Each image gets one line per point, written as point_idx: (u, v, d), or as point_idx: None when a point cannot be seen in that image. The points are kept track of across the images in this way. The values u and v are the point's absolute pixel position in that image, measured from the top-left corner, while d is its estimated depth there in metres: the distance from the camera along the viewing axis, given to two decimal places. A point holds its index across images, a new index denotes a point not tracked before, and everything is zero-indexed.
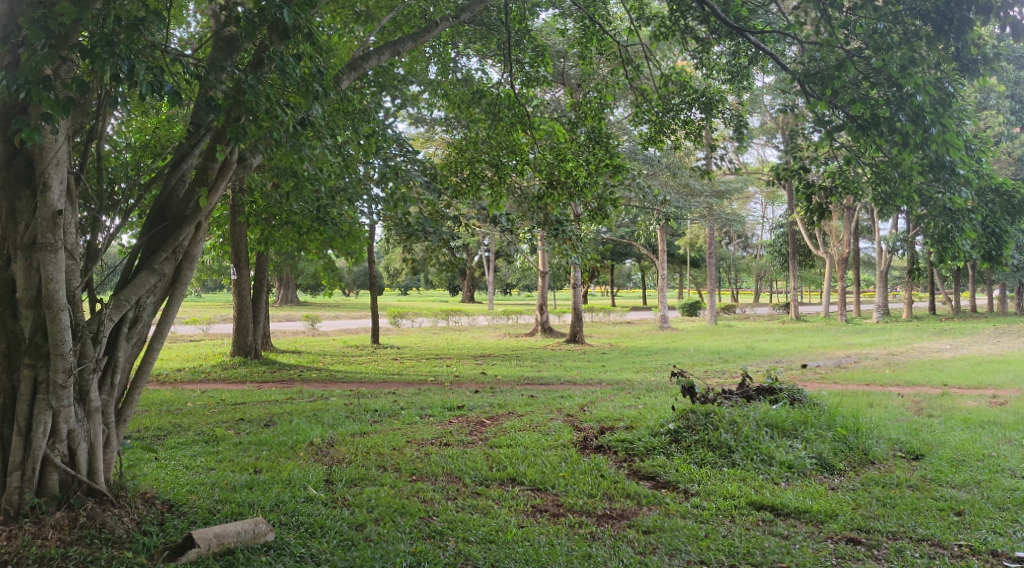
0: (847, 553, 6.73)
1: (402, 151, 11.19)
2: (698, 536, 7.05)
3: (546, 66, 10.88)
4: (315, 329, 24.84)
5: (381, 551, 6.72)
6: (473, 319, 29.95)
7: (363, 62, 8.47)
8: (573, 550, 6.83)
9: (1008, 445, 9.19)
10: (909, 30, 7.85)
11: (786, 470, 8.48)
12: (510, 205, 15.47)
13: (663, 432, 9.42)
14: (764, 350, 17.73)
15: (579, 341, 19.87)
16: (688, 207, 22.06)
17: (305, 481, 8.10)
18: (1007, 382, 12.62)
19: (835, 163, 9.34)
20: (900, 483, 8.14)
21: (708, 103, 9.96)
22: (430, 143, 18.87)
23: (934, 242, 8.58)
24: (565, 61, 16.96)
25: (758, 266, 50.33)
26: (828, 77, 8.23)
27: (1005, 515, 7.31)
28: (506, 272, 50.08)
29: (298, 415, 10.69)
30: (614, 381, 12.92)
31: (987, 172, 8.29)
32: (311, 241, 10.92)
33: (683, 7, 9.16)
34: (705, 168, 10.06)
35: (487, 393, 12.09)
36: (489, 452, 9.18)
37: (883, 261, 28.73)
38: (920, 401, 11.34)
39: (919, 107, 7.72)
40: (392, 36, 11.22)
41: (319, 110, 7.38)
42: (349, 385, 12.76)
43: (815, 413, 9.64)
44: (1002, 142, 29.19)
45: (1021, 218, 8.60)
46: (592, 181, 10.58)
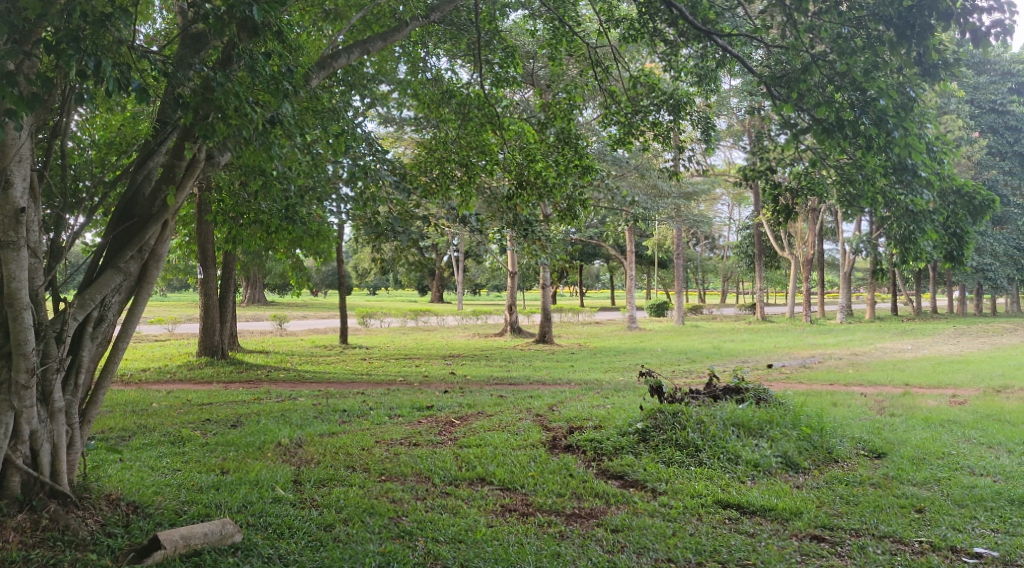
0: (812, 550, 6.84)
1: (371, 150, 11.02)
2: (666, 534, 7.11)
3: (517, 67, 10.88)
4: (283, 329, 24.68)
5: (350, 551, 6.70)
6: (442, 319, 29.92)
7: (333, 61, 8.44)
8: (542, 549, 6.86)
9: (968, 443, 9.38)
10: (872, 35, 8.03)
11: (752, 469, 8.57)
12: (479, 205, 15.50)
13: (631, 432, 9.49)
14: (730, 350, 17.94)
15: (548, 341, 19.93)
16: (656, 208, 22.23)
17: (273, 482, 8.04)
18: (966, 382, 12.89)
19: (801, 165, 9.48)
20: (863, 481, 8.28)
21: (677, 105, 10.06)
22: (399, 142, 18.82)
23: (897, 244, 8.72)
24: (535, 61, 17.00)
25: (725, 267, 50.85)
26: (793, 80, 8.48)
27: (964, 512, 7.47)
28: (476, 272, 50.15)
29: (266, 415, 10.62)
30: (582, 381, 12.99)
31: (949, 174, 8.44)
32: (280, 240, 10.85)
33: (652, 9, 9.26)
34: (673, 170, 10.10)
35: (456, 393, 12.09)
36: (458, 452, 9.18)
37: (846, 262, 29.13)
38: (882, 401, 11.53)
39: (882, 111, 7.89)
40: (361, 35, 11.18)
41: (289, 109, 7.36)
42: (317, 385, 12.70)
43: (780, 412, 9.74)
44: (963, 146, 29.75)
45: (983, 219, 8.74)
46: (561, 181, 10.70)
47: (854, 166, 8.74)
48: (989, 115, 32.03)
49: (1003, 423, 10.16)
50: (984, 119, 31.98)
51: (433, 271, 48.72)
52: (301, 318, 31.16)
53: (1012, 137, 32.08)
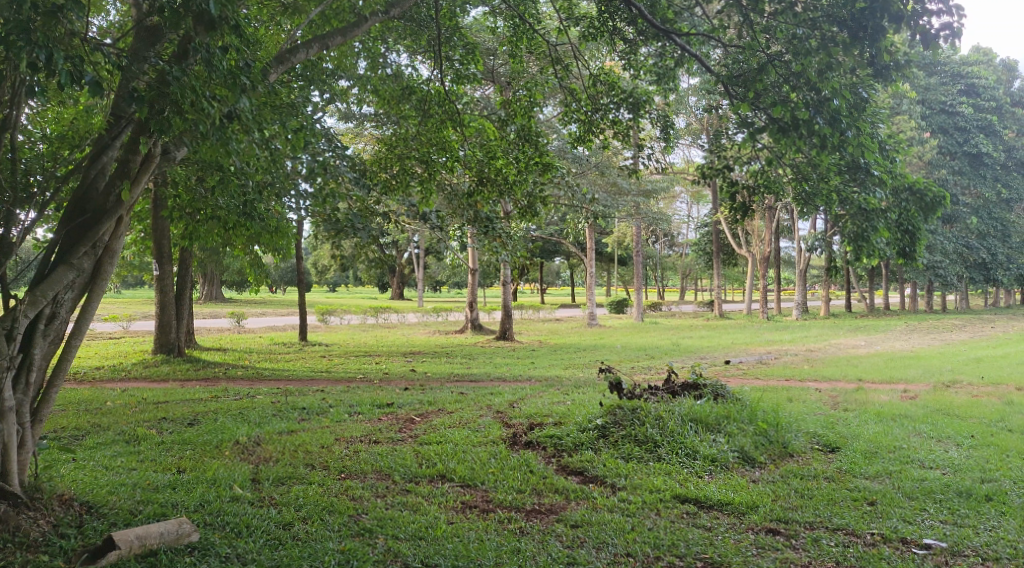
0: (767, 543, 6.95)
1: (331, 146, 10.91)
2: (625, 529, 7.17)
3: (478, 64, 10.88)
4: (240, 326, 24.35)
5: (309, 549, 6.67)
6: (402, 316, 29.80)
7: (291, 55, 8.39)
8: (502, 545, 6.89)
9: (918, 437, 9.58)
10: (826, 36, 8.07)
11: (710, 464, 8.68)
12: (440, 201, 15.47)
13: (591, 428, 9.54)
14: (689, 346, 18.10)
15: (509, 338, 19.95)
16: (615, 205, 22.34)
17: (231, 481, 7.95)
18: (917, 377, 13.15)
19: (758, 163, 9.59)
20: (817, 475, 8.42)
21: (636, 103, 10.10)
22: (359, 138, 18.70)
23: (850, 241, 8.86)
24: (495, 59, 17.03)
25: (685, 264, 51.30)
26: (750, 79, 8.58)
27: (914, 504, 7.63)
28: (437, 268, 50.05)
29: (223, 414, 10.48)
30: (542, 378, 13.04)
31: (901, 172, 8.59)
32: (238, 237, 10.73)
33: (611, 8, 9.36)
34: (633, 168, 10.13)
35: (417, 390, 12.07)
36: (419, 449, 9.15)
37: (802, 259, 29.55)
38: (836, 396, 11.73)
39: (836, 111, 8.04)
40: (321, 30, 11.09)
41: (246, 103, 7.28)
42: (276, 382, 12.59)
43: (737, 408, 9.83)
44: (915, 145, 30.27)
45: (934, 215, 8.86)
46: (522, 179, 10.73)
47: (809, 165, 8.85)
48: (940, 115, 32.57)
49: (951, 417, 10.39)
50: (936, 119, 32.48)
51: (395, 268, 48.45)
52: (258, 317, 29.84)
53: (961, 138, 32.51)
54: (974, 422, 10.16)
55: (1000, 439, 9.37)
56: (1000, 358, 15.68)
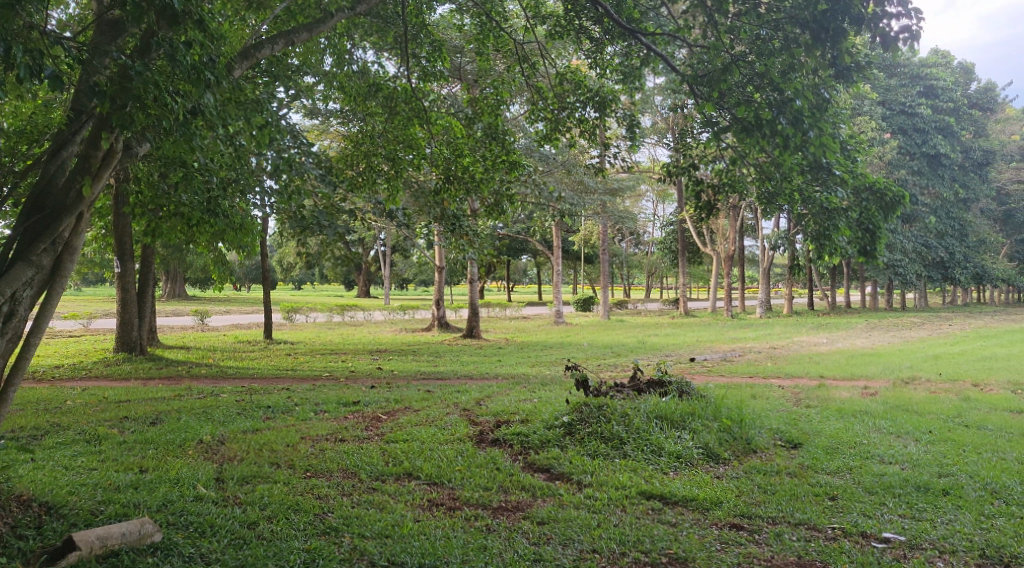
0: (731, 538, 7.03)
1: (296, 142, 10.77)
2: (591, 525, 7.22)
3: (444, 61, 10.86)
4: (204, 324, 23.98)
5: (274, 548, 6.64)
6: (369, 314, 29.61)
7: (256, 51, 8.32)
8: (468, 542, 6.90)
9: (878, 433, 9.74)
10: (789, 37, 8.17)
11: (675, 460, 8.75)
12: (406, 199, 15.42)
13: (557, 425, 9.59)
14: (654, 344, 18.24)
15: (476, 336, 19.93)
16: (582, 204, 22.44)
17: (194, 480, 7.87)
18: (876, 374, 13.36)
19: (722, 162, 9.68)
20: (780, 471, 8.53)
21: (602, 103, 10.16)
22: (325, 135, 18.57)
23: (812, 240, 8.99)
24: (462, 56, 17.01)
25: (651, 262, 51.64)
26: (715, 79, 8.58)
27: (873, 499, 7.76)
28: (404, 265, 49.80)
29: (187, 413, 10.36)
30: (509, 375, 13.08)
31: (862, 172, 8.74)
32: (201, 234, 10.58)
33: (577, 7, 9.41)
34: (599, 167, 10.16)
35: (383, 389, 12.02)
36: (385, 447, 9.12)
37: (765, 258, 29.86)
38: (799, 393, 11.89)
39: (798, 111, 8.15)
40: (286, 26, 10.99)
41: (211, 99, 7.22)
42: (240, 381, 12.48)
43: (702, 404, 9.89)
44: (876, 146, 30.69)
45: (895, 215, 8.92)
46: (489, 176, 10.86)
47: (772, 164, 8.93)
48: (899, 116, 32.98)
49: (910, 413, 10.58)
50: (896, 119, 32.90)
51: (361, 265, 48.09)
52: (219, 317, 28.44)
53: (919, 139, 32.83)
54: (931, 418, 10.35)
55: (957, 434, 9.56)
56: (957, 355, 15.98)
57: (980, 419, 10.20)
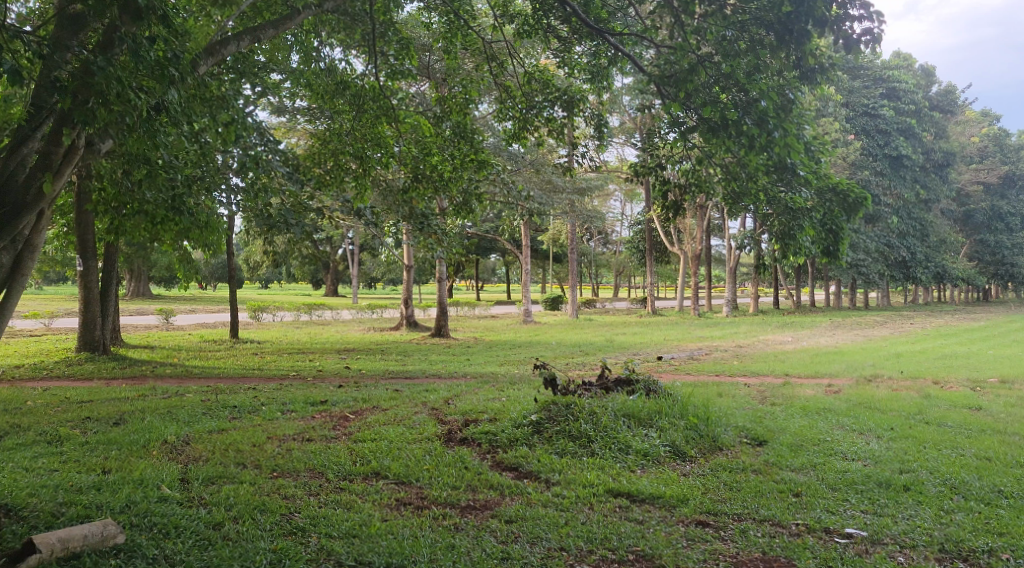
0: (697, 535, 7.08)
1: (262, 140, 10.54)
2: (558, 524, 7.24)
3: (411, 59, 10.83)
4: (170, 324, 23.23)
5: (240, 549, 6.59)
6: (337, 313, 29.42)
7: (222, 48, 8.28)
8: (436, 541, 6.89)
9: (842, 430, 9.89)
10: (755, 38, 8.32)
11: (642, 458, 8.81)
12: (375, 197, 15.36)
13: (526, 423, 9.60)
14: (623, 342, 18.33)
15: (445, 335, 19.89)
16: (551, 203, 22.51)
17: (159, 481, 7.78)
18: (839, 372, 13.54)
19: (688, 163, 9.76)
20: (746, 468, 8.62)
21: (570, 102, 10.19)
22: (292, 133, 18.46)
23: (777, 240, 9.12)
24: (430, 54, 17.00)
25: (619, 262, 51.89)
26: (682, 79, 8.60)
27: (837, 495, 7.86)
28: (372, 264, 49.56)
29: (151, 413, 10.22)
30: (478, 375, 13.08)
31: (825, 172, 8.87)
32: (165, 233, 10.45)
33: (546, 7, 9.40)
34: (568, 166, 10.16)
35: (351, 388, 11.95)
36: (352, 447, 9.07)
37: (731, 257, 30.11)
38: (764, 391, 12.01)
39: (763, 112, 8.29)
40: (252, 22, 10.88)
41: (175, 96, 7.16)
42: (205, 381, 12.34)
43: (669, 402, 9.97)
44: (839, 147, 31.10)
45: (857, 216, 9.07)
46: (457, 175, 10.93)
47: (738, 165, 9.02)
48: (862, 118, 33.47)
49: (873, 410, 10.73)
50: (858, 121, 33.38)
51: (329, 264, 47.71)
52: (184, 317, 27.59)
53: (882, 140, 33.21)
54: (893, 415, 10.50)
55: (918, 431, 9.71)
56: (919, 353, 16.22)
57: (940, 416, 10.37)
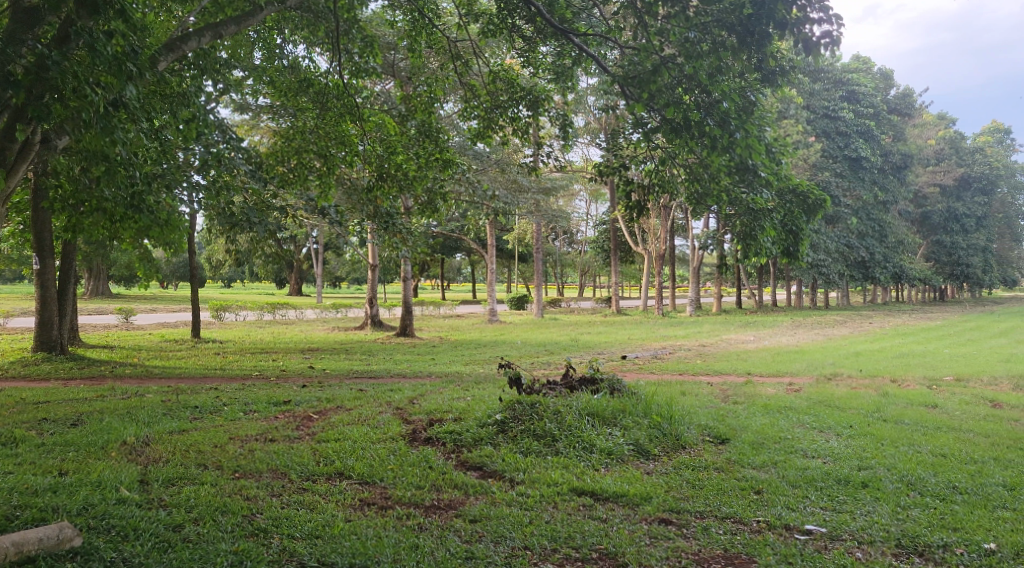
0: (660, 533, 7.14)
1: (225, 138, 10.48)
2: (522, 523, 7.24)
3: (375, 57, 10.76)
4: (129, 324, 22.95)
5: (200, 551, 6.53)
6: (300, 313, 29.15)
7: (182, 43, 8.20)
8: (400, 541, 6.87)
9: (801, 428, 10.01)
10: (718, 40, 8.26)
11: (605, 457, 8.85)
12: (340, 196, 15.28)
13: (490, 423, 9.59)
14: (588, 342, 18.39)
15: (410, 334, 19.80)
16: (516, 202, 22.49)
17: (117, 483, 7.67)
18: (800, 370, 13.73)
19: (652, 162, 9.82)
20: (708, 466, 8.69)
21: (534, 101, 10.24)
22: (255, 131, 18.27)
23: (739, 240, 9.25)
24: (395, 53, 16.94)
25: (584, 262, 52.02)
26: (645, 80, 8.58)
27: (797, 492, 7.96)
28: (336, 263, 49.14)
29: (110, 414, 10.08)
30: (443, 374, 13.05)
31: (786, 174, 9.01)
32: (125, 231, 10.29)
33: (510, 6, 9.40)
34: (533, 166, 10.15)
35: (315, 388, 11.87)
36: (316, 447, 9.01)
37: (695, 257, 30.34)
38: (727, 390, 12.12)
39: (725, 113, 8.43)
40: (213, 18, 10.72)
41: (134, 92, 7.06)
42: (166, 381, 12.18)
43: (633, 401, 10.02)
44: (799, 148, 31.42)
45: (816, 217, 9.30)
46: (422, 173, 11.03)
47: (701, 165, 9.09)
48: (822, 120, 33.86)
49: (833, 408, 10.88)
50: (819, 123, 33.76)
51: (293, 263, 47.29)
52: (144, 317, 27.13)
53: (841, 142, 33.81)
54: (852, 413, 10.66)
55: (876, 429, 9.88)
56: (877, 352, 16.45)
57: (897, 414, 10.55)
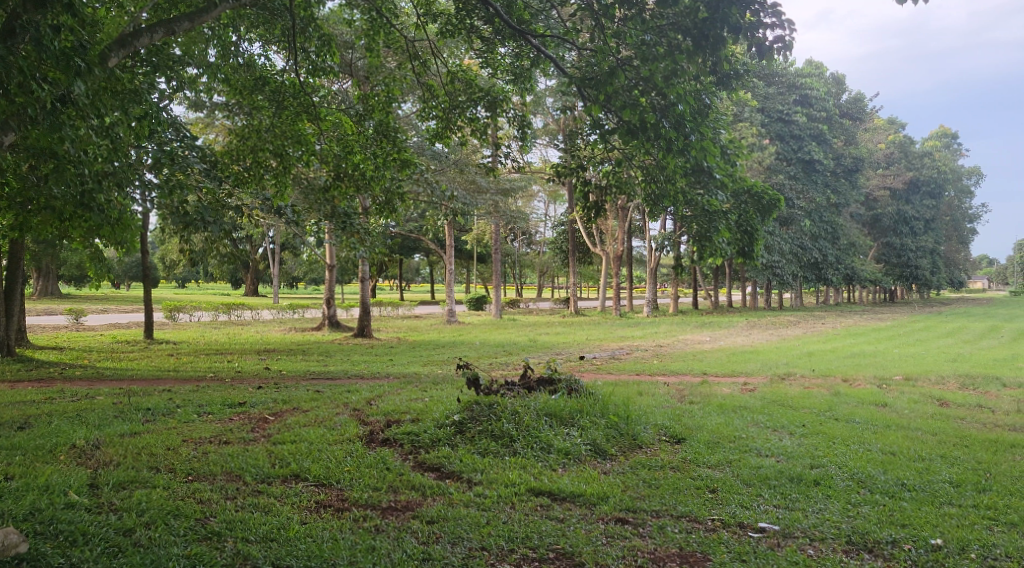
0: (616, 532, 7.17)
1: (178, 136, 10.59)
2: (480, 523, 7.24)
3: (332, 56, 10.78)
4: (79, 324, 22.61)
5: (152, 555, 6.44)
6: (256, 313, 28.90)
7: (134, 39, 8.09)
8: (357, 543, 6.82)
9: (755, 427, 10.13)
10: (672, 44, 8.34)
11: (563, 457, 8.88)
12: (296, 196, 15.19)
13: (448, 424, 9.55)
14: (546, 342, 18.49)
15: (368, 335, 19.70)
16: (475, 204, 22.51)
17: (66, 487, 7.50)
18: (755, 370, 13.97)
19: (610, 164, 9.89)
20: (664, 466, 8.75)
21: (493, 102, 10.26)
22: (210, 130, 18.05)
23: (695, 241, 9.34)
24: (352, 52, 16.87)
25: (543, 263, 52.18)
26: (602, 82, 8.67)
27: (750, 490, 8.06)
28: (293, 264, 48.71)
29: (59, 416, 9.89)
30: (401, 375, 13.03)
31: (740, 176, 9.15)
32: (75, 230, 10.08)
33: (469, 7, 9.40)
34: (491, 167, 10.15)
35: (271, 389, 11.77)
36: (272, 449, 8.93)
37: (652, 258, 30.63)
38: (682, 389, 12.28)
39: (681, 115, 8.52)
40: (166, 14, 10.54)
41: (82, 88, 6.92)
42: (118, 383, 11.97)
43: (590, 401, 10.09)
44: (754, 151, 31.80)
45: (770, 218, 9.46)
46: (380, 173, 11.06)
47: (657, 167, 9.19)
48: (777, 123, 34.26)
49: (787, 407, 11.05)
50: (773, 127, 34.18)
51: (249, 264, 46.83)
52: (96, 317, 26.83)
53: (796, 146, 34.60)
54: (805, 412, 10.83)
55: (827, 427, 10.04)
56: (829, 352, 16.71)
57: (848, 413, 10.75)
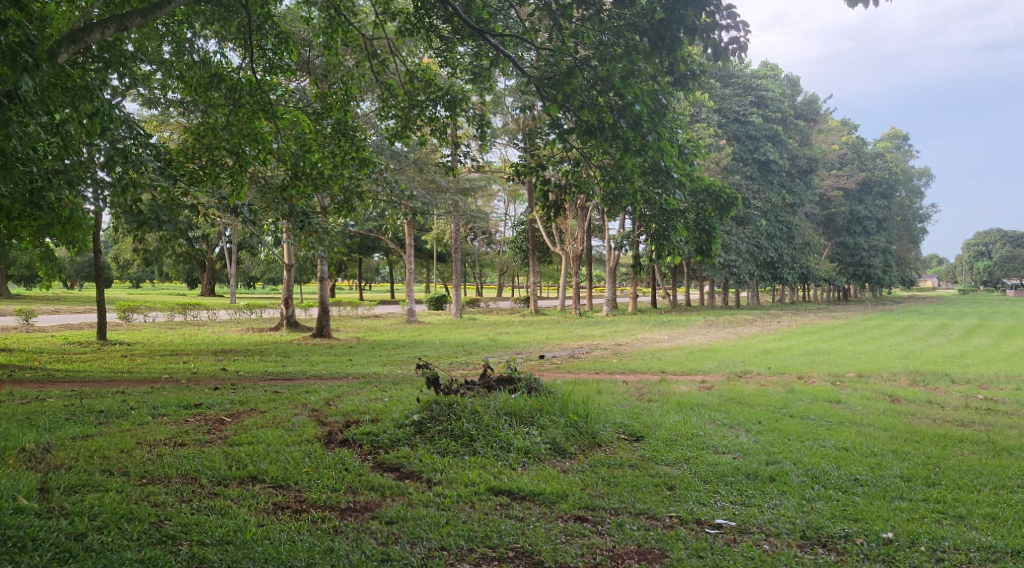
0: (575, 530, 7.20)
1: (132, 133, 10.37)
2: (439, 523, 7.23)
3: (289, 53, 10.82)
4: (30, 324, 22.33)
5: (104, 559, 6.34)
6: (213, 313, 28.53)
7: (84, 35, 8.00)
8: (314, 545, 6.77)
9: (713, 425, 10.24)
10: (629, 44, 8.44)
11: (523, 456, 8.89)
12: (254, 194, 15.06)
13: (408, 423, 9.52)
14: (505, 341, 18.46)
15: (327, 335, 19.56)
16: (434, 202, 22.46)
17: (14, 492, 7.32)
18: (712, 368, 14.09)
19: (569, 163, 9.94)
20: (623, 463, 8.82)
21: (452, 101, 10.24)
22: (165, 127, 17.82)
23: (653, 240, 9.45)
24: (310, 50, 16.77)
25: (504, 262, 52.17)
26: (560, 82, 8.71)
27: (708, 487, 8.15)
28: (250, 263, 48.24)
29: (7, 419, 9.67)
30: (360, 375, 12.93)
31: (697, 176, 9.26)
32: (26, 228, 9.86)
33: (427, 5, 9.40)
34: (451, 166, 10.15)
35: (227, 390, 11.63)
36: (228, 451, 8.80)
37: (612, 257, 30.76)
38: (642, 387, 12.37)
39: (638, 116, 8.58)
40: (119, 9, 10.39)
41: (29, 84, 6.77)
42: (70, 385, 11.75)
43: (550, 401, 10.12)
44: (711, 151, 32.12)
45: (727, 216, 9.59)
46: (338, 172, 11.16)
47: (615, 166, 9.26)
48: (733, 124, 34.69)
49: (743, 404, 11.19)
50: (730, 127, 34.62)
51: (206, 263, 46.33)
52: (48, 317, 26.80)
53: (751, 145, 35.03)
54: (761, 409, 10.97)
55: (783, 424, 10.18)
56: (784, 350, 16.88)
57: (804, 410, 10.90)
